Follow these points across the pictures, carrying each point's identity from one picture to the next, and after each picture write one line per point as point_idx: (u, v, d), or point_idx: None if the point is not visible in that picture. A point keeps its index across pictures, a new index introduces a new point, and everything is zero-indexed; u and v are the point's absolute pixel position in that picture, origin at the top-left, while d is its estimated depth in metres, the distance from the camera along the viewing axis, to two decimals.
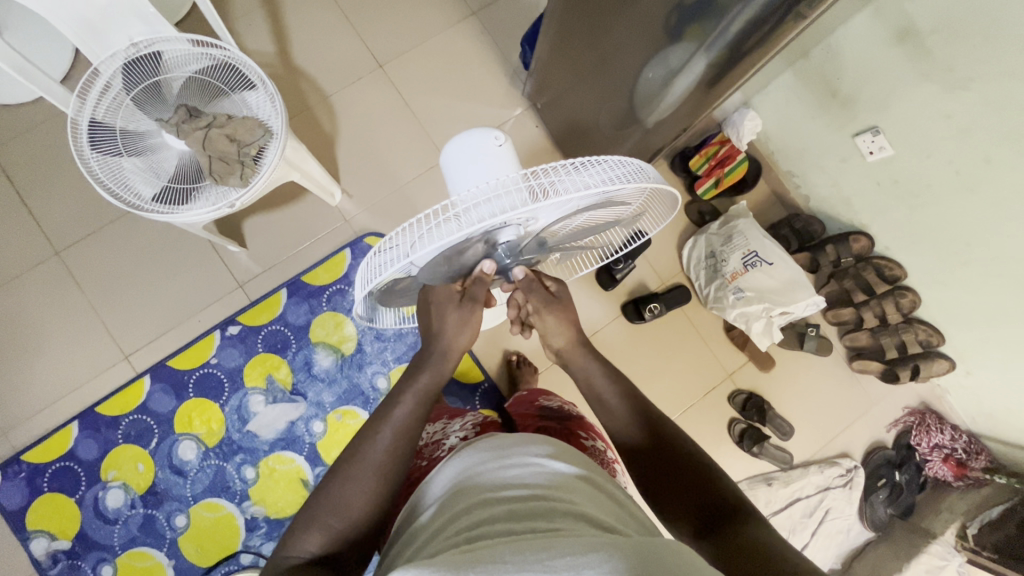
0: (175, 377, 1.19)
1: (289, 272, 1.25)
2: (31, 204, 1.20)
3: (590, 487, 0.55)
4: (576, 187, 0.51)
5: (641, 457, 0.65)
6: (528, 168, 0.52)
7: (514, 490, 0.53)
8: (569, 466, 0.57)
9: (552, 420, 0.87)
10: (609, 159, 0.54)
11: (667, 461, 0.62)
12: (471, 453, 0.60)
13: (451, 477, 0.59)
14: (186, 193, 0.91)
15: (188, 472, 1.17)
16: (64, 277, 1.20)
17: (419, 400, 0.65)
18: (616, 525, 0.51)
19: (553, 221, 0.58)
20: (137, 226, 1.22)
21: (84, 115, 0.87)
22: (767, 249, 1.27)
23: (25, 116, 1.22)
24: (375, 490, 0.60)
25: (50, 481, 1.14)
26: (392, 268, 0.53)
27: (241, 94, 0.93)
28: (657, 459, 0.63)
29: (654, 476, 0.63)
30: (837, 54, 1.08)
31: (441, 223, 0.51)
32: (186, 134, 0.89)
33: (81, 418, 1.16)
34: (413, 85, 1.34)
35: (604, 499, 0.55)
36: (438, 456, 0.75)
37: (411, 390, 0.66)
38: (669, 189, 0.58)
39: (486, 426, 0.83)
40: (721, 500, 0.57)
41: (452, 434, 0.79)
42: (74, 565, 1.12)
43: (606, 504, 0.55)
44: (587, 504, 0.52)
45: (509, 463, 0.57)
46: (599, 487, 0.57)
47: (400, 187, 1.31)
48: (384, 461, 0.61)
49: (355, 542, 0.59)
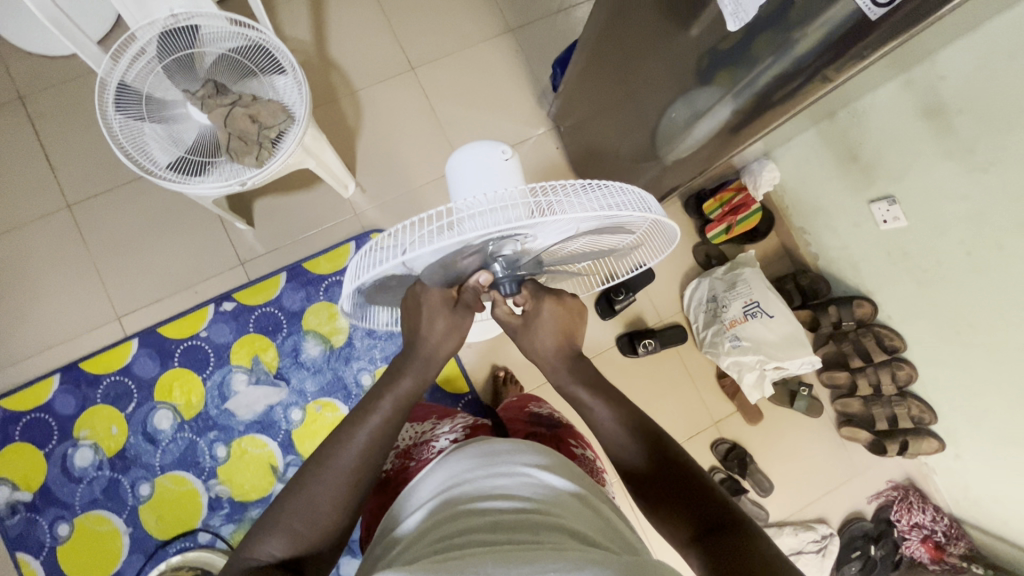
0: (162, 344, 1.19)
1: (292, 256, 1.26)
2: (51, 155, 1.22)
3: (578, 504, 0.54)
4: (576, 208, 0.50)
5: (638, 468, 0.64)
6: (529, 185, 0.52)
7: (499, 502, 0.52)
8: (557, 480, 0.56)
9: (543, 427, 0.86)
10: (609, 184, 0.54)
11: (665, 470, 0.62)
12: (459, 461, 0.60)
13: (439, 484, 0.58)
14: (200, 166, 0.91)
15: (159, 441, 1.16)
16: (70, 230, 1.20)
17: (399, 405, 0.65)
18: (603, 541, 0.50)
19: (551, 241, 0.58)
20: (150, 191, 1.23)
21: (114, 78, 0.88)
22: (769, 301, 1.28)
23: (59, 69, 1.24)
24: (343, 497, 0.61)
25: (22, 431, 1.13)
26: (382, 267, 0.52)
27: (270, 78, 0.95)
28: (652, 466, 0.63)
29: (652, 484, 0.63)
30: (862, 118, 1.08)
31: (436, 229, 0.51)
32: (210, 109, 0.90)
33: (63, 372, 1.16)
34: (441, 92, 1.36)
35: (593, 515, 0.54)
36: (425, 459, 0.73)
37: (392, 395, 0.65)
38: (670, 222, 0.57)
39: (476, 429, 0.81)
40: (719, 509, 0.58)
41: (441, 435, 0.77)
42: (31, 519, 1.11)
43: (595, 520, 0.53)
44: (574, 519, 0.52)
45: (496, 472, 0.56)
46: (590, 504, 0.55)
47: (413, 189, 1.31)
48: (357, 471, 0.61)
49: (319, 547, 0.60)
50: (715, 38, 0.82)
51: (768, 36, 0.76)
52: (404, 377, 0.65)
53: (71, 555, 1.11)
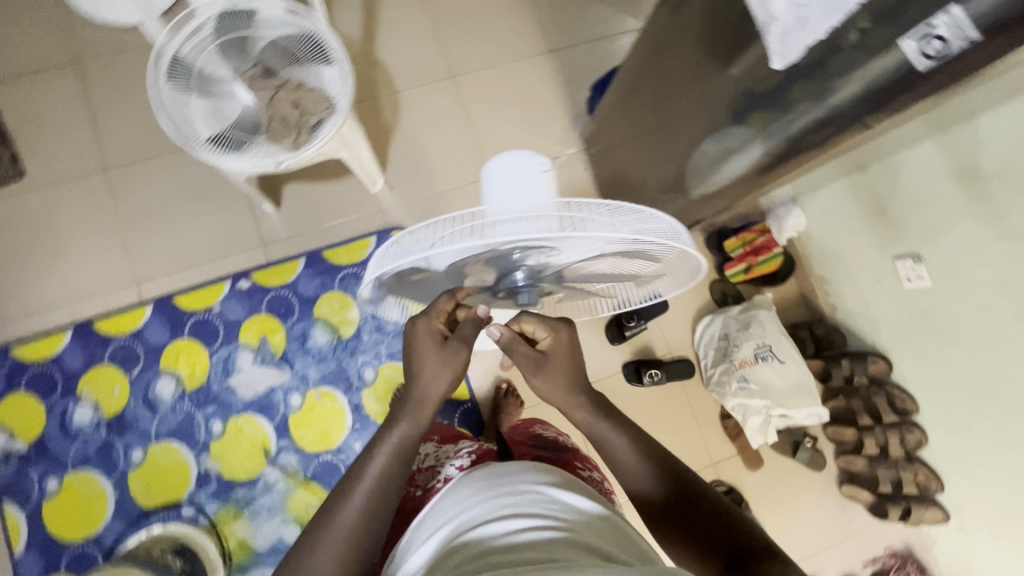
0: (175, 314, 1.20)
1: (313, 243, 1.27)
2: (97, 119, 1.26)
3: (591, 521, 0.56)
4: (606, 227, 0.50)
5: (659, 501, 0.66)
6: (563, 198, 0.52)
7: (512, 520, 0.53)
8: (567, 498, 0.58)
9: (547, 449, 0.86)
10: (643, 211, 0.53)
11: (688, 503, 0.64)
12: (471, 481, 0.61)
13: (450, 505, 0.59)
14: (238, 143, 0.94)
15: (158, 409, 1.17)
16: (103, 192, 1.23)
17: (396, 453, 0.65)
18: (620, 555, 0.52)
19: (575, 257, 0.58)
20: (185, 164, 1.26)
21: (167, 50, 0.91)
22: (782, 347, 1.27)
23: (117, 38, 1.29)
24: (351, 551, 0.59)
25: (28, 381, 1.15)
26: (405, 258, 0.53)
27: (317, 67, 0.97)
28: (683, 505, 0.64)
29: (678, 517, 0.64)
30: (895, 174, 1.08)
31: (464, 230, 0.51)
32: (256, 90, 0.93)
33: (76, 328, 1.17)
34: (479, 101, 1.38)
35: (609, 531, 0.56)
36: (434, 488, 0.75)
37: (386, 445, 0.65)
38: (696, 254, 0.57)
39: (483, 454, 0.82)
40: (746, 542, 0.59)
41: (449, 461, 0.78)
42: (23, 470, 1.12)
43: (612, 536, 0.55)
44: (590, 536, 0.53)
45: (507, 492, 0.58)
46: (610, 523, 0.56)
47: (439, 193, 1.33)
48: (360, 524, 0.60)
49: None
50: (756, 80, 0.82)
51: (803, 85, 0.77)
52: (398, 426, 0.66)
53: (54, 513, 1.11)
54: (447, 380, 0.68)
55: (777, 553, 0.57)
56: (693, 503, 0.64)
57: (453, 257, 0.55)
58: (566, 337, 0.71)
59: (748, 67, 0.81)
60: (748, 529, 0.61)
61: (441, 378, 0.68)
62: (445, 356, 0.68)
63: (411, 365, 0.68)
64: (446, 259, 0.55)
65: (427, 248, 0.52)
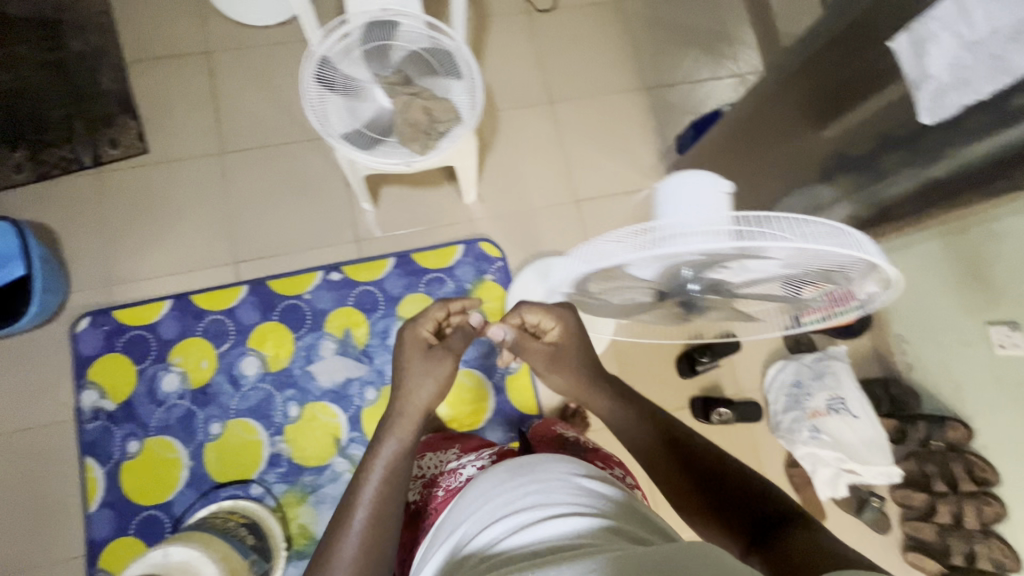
0: (268, 297, 1.25)
1: (403, 245, 1.32)
2: (219, 106, 1.34)
3: (612, 503, 0.55)
4: (780, 238, 0.51)
5: (686, 474, 0.71)
6: (739, 213, 0.54)
7: (521, 506, 0.54)
8: (587, 484, 0.57)
9: (571, 450, 0.86)
10: (828, 223, 0.52)
11: (709, 470, 0.70)
12: (488, 479, 0.62)
13: (472, 502, 0.61)
14: (371, 142, 1.00)
15: (240, 386, 1.20)
16: (216, 174, 1.31)
17: (407, 434, 0.75)
18: (646, 537, 0.50)
19: (747, 273, 0.58)
20: (295, 157, 1.33)
21: (318, 52, 0.97)
22: (856, 401, 1.25)
23: (247, 35, 1.38)
24: (384, 516, 0.68)
25: (124, 344, 1.20)
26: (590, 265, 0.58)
27: (448, 80, 1.03)
28: (709, 482, 0.69)
29: (709, 488, 0.69)
30: (995, 240, 1.08)
31: (642, 239, 0.55)
32: (393, 95, 0.99)
33: (176, 299, 1.23)
34: (573, 128, 1.43)
35: (639, 517, 0.54)
36: (451, 487, 0.76)
37: (394, 431, 0.75)
38: (888, 271, 0.53)
39: (504, 455, 0.82)
40: (772, 508, 0.64)
41: (467, 463, 0.80)
42: (108, 428, 1.16)
43: (640, 519, 0.54)
44: (611, 517, 0.52)
45: (521, 483, 0.58)
46: (636, 509, 0.55)
47: (527, 210, 1.37)
48: (386, 493, 0.69)
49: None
50: (851, 142, 0.98)
51: None
52: (397, 418, 0.76)
53: (131, 476, 1.14)
54: (432, 385, 0.79)
55: (804, 515, 0.62)
56: (723, 481, 0.69)
57: (629, 267, 0.59)
58: (570, 322, 0.83)
59: (845, 129, 0.98)
60: (773, 497, 0.66)
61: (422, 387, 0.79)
62: (429, 362, 0.80)
63: (401, 380, 0.80)
64: (623, 268, 0.59)
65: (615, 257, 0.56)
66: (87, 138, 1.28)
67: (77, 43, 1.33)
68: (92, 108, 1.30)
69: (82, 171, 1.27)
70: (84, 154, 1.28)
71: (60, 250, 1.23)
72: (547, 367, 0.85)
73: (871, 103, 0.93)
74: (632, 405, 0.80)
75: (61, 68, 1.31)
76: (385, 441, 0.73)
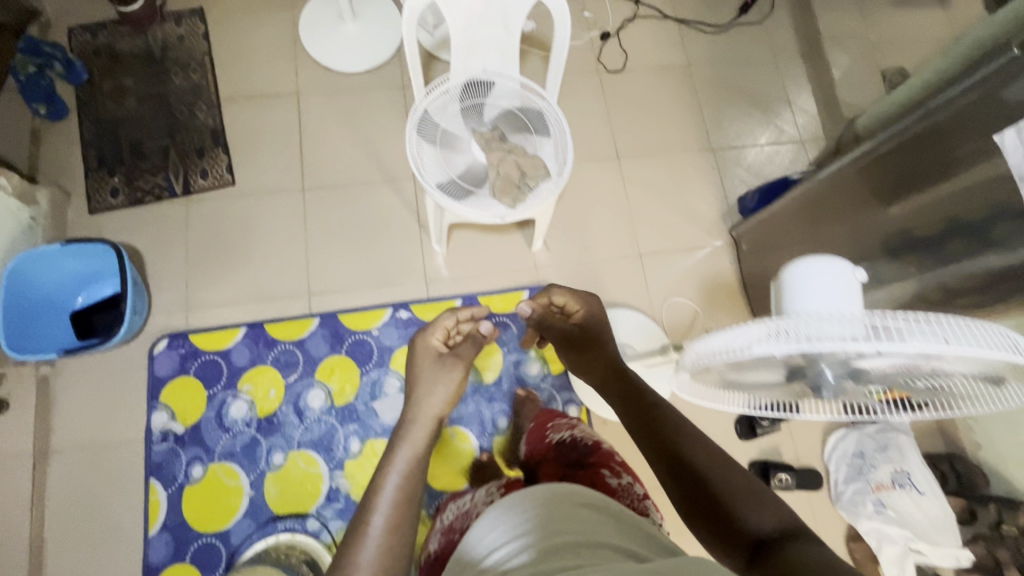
0: (338, 331, 1.28)
1: (470, 288, 1.35)
2: (304, 145, 1.41)
3: (599, 516, 0.61)
4: (922, 340, 0.47)
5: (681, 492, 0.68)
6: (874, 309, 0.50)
7: (520, 534, 0.58)
8: (574, 504, 0.62)
9: (572, 459, 0.89)
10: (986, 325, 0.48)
11: (705, 490, 0.66)
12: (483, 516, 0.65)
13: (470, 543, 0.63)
14: (463, 192, 1.04)
15: (305, 417, 1.22)
16: (297, 209, 1.36)
17: (414, 460, 0.72)
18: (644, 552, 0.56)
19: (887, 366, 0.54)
20: (372, 197, 1.39)
21: (421, 106, 1.03)
22: (921, 475, 1.22)
23: (336, 81, 1.47)
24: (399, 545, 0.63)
25: (197, 368, 1.22)
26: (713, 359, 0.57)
27: (539, 137, 1.08)
28: (698, 483, 0.67)
29: (700, 506, 0.66)
30: None
31: (767, 336, 0.53)
32: (490, 149, 1.04)
33: (250, 327, 1.26)
34: (639, 184, 1.48)
35: (629, 528, 0.61)
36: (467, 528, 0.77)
37: (405, 454, 0.72)
38: None
39: (511, 485, 0.84)
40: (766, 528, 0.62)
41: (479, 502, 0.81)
42: (174, 451, 1.17)
43: (633, 533, 0.61)
44: (606, 534, 0.58)
45: (513, 514, 0.62)
46: (622, 519, 0.63)
47: (592, 261, 1.40)
48: (401, 523, 0.65)
49: None
50: (918, 221, 1.03)
51: None
52: (402, 448, 0.73)
53: (193, 501, 1.15)
54: (445, 385, 0.85)
55: (800, 530, 0.61)
56: (719, 498, 0.65)
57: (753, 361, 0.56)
58: (593, 307, 0.98)
59: (912, 209, 1.03)
60: (771, 507, 0.64)
61: (438, 387, 0.85)
62: (441, 367, 0.88)
63: (413, 390, 0.84)
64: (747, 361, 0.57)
65: (742, 349, 0.53)
66: (180, 169, 1.36)
67: (178, 79, 1.42)
68: (187, 140, 1.38)
69: (172, 200, 1.34)
70: (176, 184, 1.35)
71: (146, 273, 1.28)
72: (573, 356, 0.98)
73: (933, 192, 0.99)
74: (636, 410, 0.80)
75: (162, 101, 1.40)
76: (403, 445, 0.73)
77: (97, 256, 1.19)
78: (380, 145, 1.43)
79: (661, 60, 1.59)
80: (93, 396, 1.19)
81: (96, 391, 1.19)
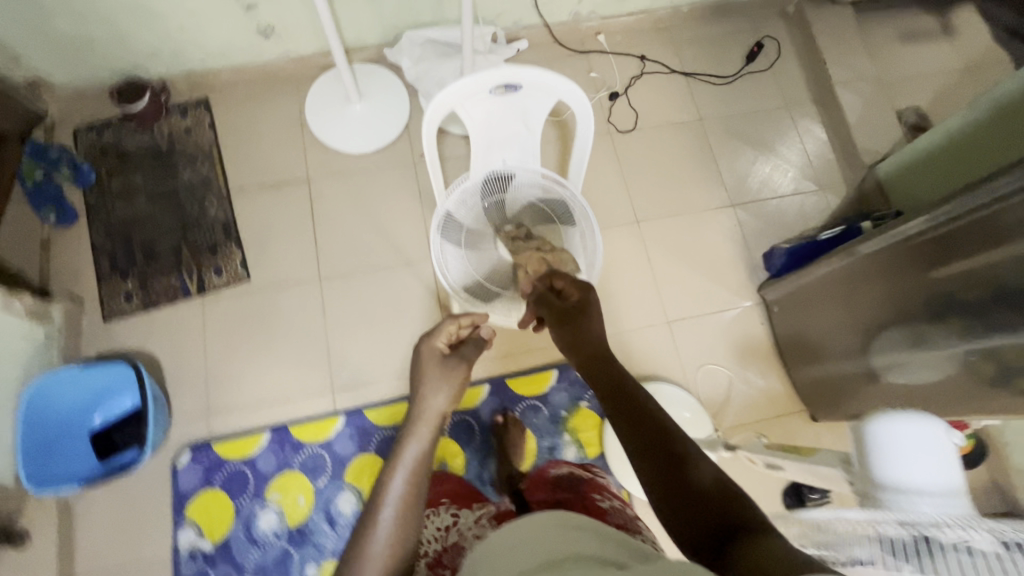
0: (365, 428, 1.24)
1: (498, 371, 1.32)
2: (319, 233, 1.39)
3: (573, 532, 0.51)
4: None
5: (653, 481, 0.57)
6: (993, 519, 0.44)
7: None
8: (546, 520, 0.53)
9: (565, 490, 0.85)
10: None
11: (676, 476, 0.56)
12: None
13: None
14: (491, 295, 1.03)
15: (337, 524, 1.17)
16: (315, 301, 1.33)
17: (411, 477, 0.71)
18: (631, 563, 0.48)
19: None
20: (391, 282, 1.36)
21: (443, 208, 0.99)
22: None
23: (346, 164, 1.44)
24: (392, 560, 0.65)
25: (223, 480, 1.18)
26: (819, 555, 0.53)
27: (564, 227, 1.05)
28: (676, 471, 0.56)
29: (667, 491, 0.55)
30: None
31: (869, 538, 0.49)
32: (517, 249, 0.99)
33: (274, 431, 1.22)
34: (661, 248, 1.45)
35: (609, 544, 0.51)
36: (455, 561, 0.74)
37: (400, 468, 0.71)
38: None
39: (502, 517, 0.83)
40: (733, 516, 0.51)
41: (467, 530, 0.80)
42: (204, 571, 1.13)
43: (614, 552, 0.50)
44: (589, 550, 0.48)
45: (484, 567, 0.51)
46: (606, 535, 0.52)
47: (619, 332, 1.37)
48: (393, 541, 0.66)
49: None
50: (961, 285, 0.96)
51: None
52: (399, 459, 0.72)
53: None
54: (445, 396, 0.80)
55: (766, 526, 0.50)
56: (689, 483, 0.55)
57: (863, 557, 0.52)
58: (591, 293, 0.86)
59: (956, 273, 0.96)
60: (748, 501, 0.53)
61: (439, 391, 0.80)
62: (442, 366, 0.83)
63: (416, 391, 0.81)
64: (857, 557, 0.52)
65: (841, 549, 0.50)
66: (192, 268, 1.32)
67: (185, 173, 1.40)
68: (198, 236, 1.35)
69: (187, 300, 1.31)
70: (189, 283, 1.31)
71: (164, 381, 1.25)
72: (558, 332, 0.83)
73: (972, 259, 0.93)
74: (618, 395, 0.67)
75: (171, 198, 1.37)
76: (409, 445, 0.73)
77: (115, 370, 1.15)
78: (395, 225, 1.40)
79: (671, 117, 1.57)
80: (118, 520, 1.15)
81: (121, 514, 1.15)
